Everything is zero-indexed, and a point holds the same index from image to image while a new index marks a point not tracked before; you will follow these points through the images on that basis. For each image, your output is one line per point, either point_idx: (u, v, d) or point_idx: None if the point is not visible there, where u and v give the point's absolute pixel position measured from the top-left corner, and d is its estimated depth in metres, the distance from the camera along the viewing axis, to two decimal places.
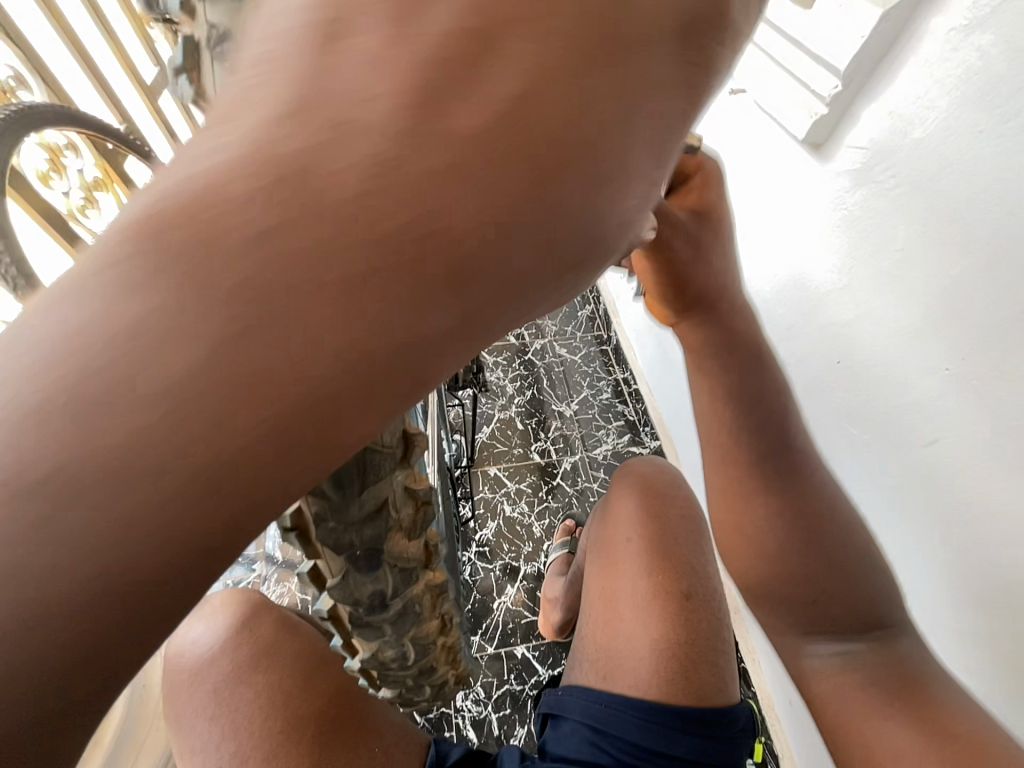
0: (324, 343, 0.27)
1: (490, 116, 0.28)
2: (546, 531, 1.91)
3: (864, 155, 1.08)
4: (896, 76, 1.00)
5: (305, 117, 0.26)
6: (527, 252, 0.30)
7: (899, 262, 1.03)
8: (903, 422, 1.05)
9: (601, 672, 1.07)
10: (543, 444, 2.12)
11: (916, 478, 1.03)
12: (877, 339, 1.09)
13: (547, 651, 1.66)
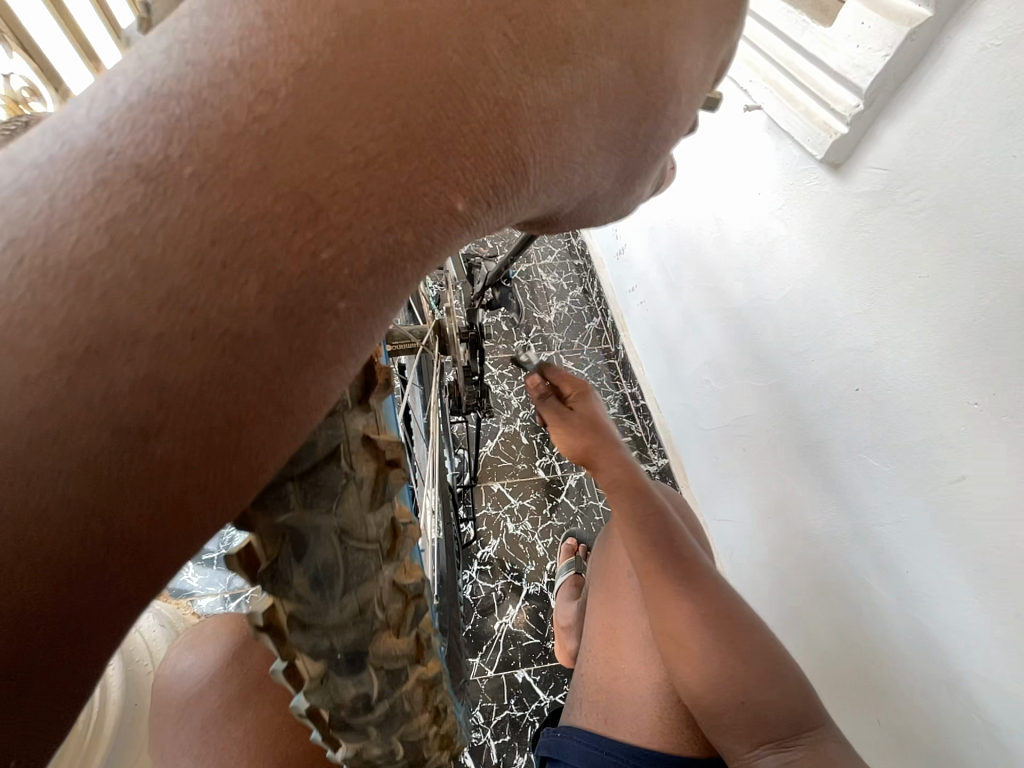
0: (121, 389, 0.22)
1: (306, 127, 0.24)
2: (550, 550, 1.74)
3: (881, 178, 0.99)
4: (928, 94, 0.89)
5: (132, 157, 0.22)
6: (359, 276, 0.26)
7: (926, 289, 0.92)
8: (871, 477, 1.07)
9: (600, 718, 1.09)
10: (548, 459, 1.91)
11: (878, 566, 1.08)
12: (869, 374, 1.05)
13: (548, 674, 1.53)
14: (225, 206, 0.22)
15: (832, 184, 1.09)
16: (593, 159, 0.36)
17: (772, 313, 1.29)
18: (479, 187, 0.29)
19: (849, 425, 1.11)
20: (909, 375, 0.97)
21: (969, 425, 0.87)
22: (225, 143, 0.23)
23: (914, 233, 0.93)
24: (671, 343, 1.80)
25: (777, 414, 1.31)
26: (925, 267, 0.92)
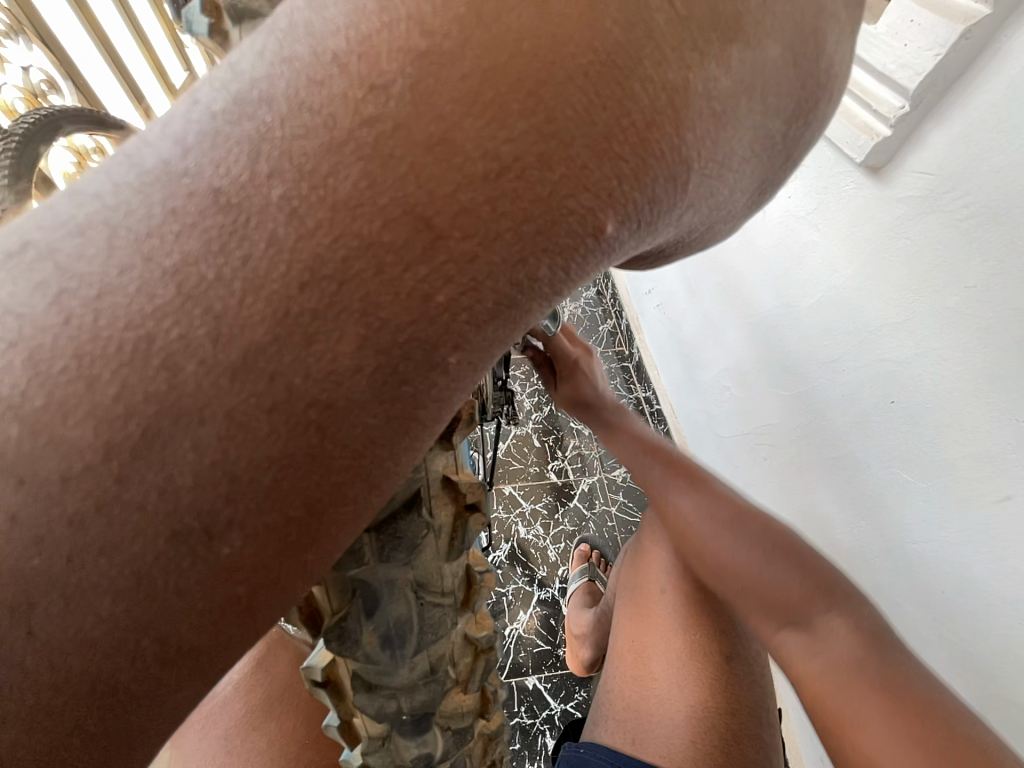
0: (183, 482, 0.17)
1: (425, 128, 0.17)
2: (562, 556, 1.25)
3: (924, 183, 0.71)
4: (971, 101, 0.64)
5: (208, 181, 0.16)
6: (478, 322, 0.20)
7: (966, 308, 0.67)
8: (897, 512, 0.80)
9: (630, 733, 0.71)
10: (561, 464, 1.37)
11: (906, 575, 0.80)
12: (907, 410, 0.76)
13: (560, 681, 1.10)
14: (322, 241, 0.17)
15: (863, 196, 0.80)
16: (741, 169, 0.28)
17: (805, 322, 0.94)
18: (634, 200, 0.21)
19: (880, 442, 0.81)
20: (956, 399, 0.69)
21: (1006, 453, 0.64)
22: (326, 155, 0.17)
23: (956, 249, 0.67)
24: (690, 344, 1.33)
25: (822, 428, 0.93)
26: (969, 280, 0.66)
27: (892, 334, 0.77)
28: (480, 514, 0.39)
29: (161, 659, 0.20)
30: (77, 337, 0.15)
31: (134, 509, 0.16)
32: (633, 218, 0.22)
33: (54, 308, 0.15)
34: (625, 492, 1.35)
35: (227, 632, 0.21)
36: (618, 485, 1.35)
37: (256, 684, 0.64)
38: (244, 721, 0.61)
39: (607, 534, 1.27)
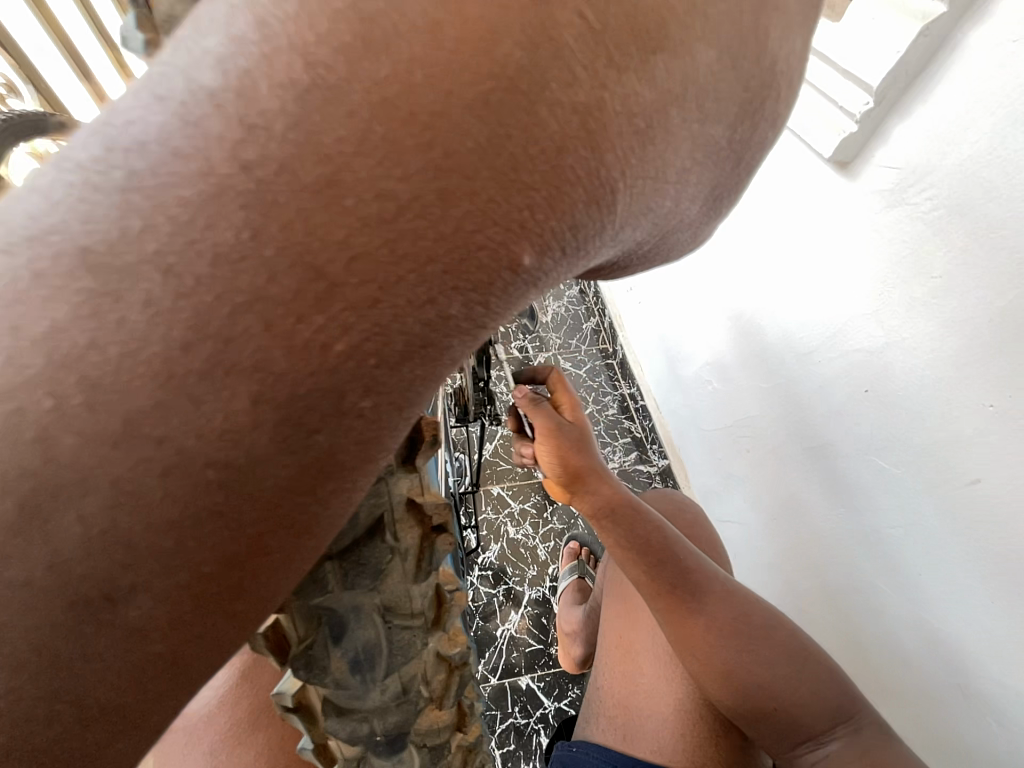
0: (73, 554, 0.16)
1: (311, 170, 0.16)
2: (553, 555, 1.25)
3: (891, 178, 0.75)
4: (933, 101, 0.69)
5: (77, 240, 0.15)
6: (390, 365, 0.19)
7: (932, 296, 0.71)
8: (872, 499, 0.82)
9: (620, 731, 0.78)
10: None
11: (882, 562, 0.81)
12: (881, 396, 0.79)
13: (553, 679, 1.11)
14: (204, 298, 0.16)
15: (835, 191, 0.84)
16: (684, 180, 0.28)
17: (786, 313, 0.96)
18: (552, 229, 0.21)
19: (856, 431, 0.83)
20: (927, 381, 0.72)
21: (970, 435, 0.67)
22: (202, 207, 0.16)
23: (925, 236, 0.71)
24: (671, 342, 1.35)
25: (802, 419, 0.94)
26: (938, 267, 0.70)
27: (870, 320, 0.80)
28: (448, 535, 0.39)
29: (81, 720, 0.19)
30: None
31: (23, 584, 0.16)
32: (553, 247, 0.21)
33: None
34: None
35: (155, 690, 0.21)
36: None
37: (241, 698, 0.64)
38: (226, 736, 0.62)
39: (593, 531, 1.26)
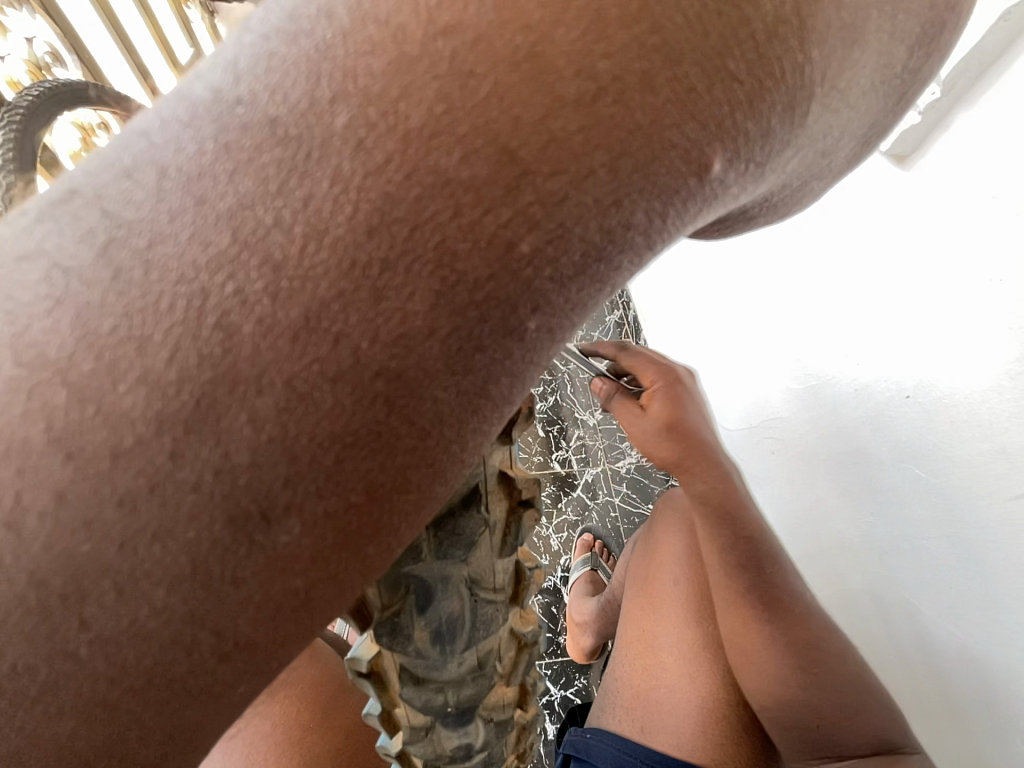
0: (240, 461, 0.15)
1: (510, 41, 0.15)
2: (565, 545, 1.09)
3: (949, 170, 0.60)
4: (1008, 87, 0.56)
5: (265, 111, 0.14)
6: (561, 280, 0.17)
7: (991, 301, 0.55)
8: (905, 512, 0.66)
9: (638, 723, 0.66)
10: (567, 452, 1.13)
11: (911, 575, 0.67)
12: (942, 426, 0.60)
13: (561, 667, 0.99)
14: (393, 177, 0.14)
15: (880, 190, 0.67)
16: (860, 104, 0.24)
17: (772, 332, 0.84)
18: (746, 132, 0.18)
19: (889, 436, 0.67)
20: (1003, 411, 0.55)
21: None
22: (397, 76, 0.14)
23: (987, 240, 0.56)
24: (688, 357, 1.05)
25: (798, 434, 0.82)
26: (1001, 269, 0.54)
27: (943, 347, 0.60)
28: (534, 511, 0.38)
29: (218, 652, 0.18)
30: (131, 291, 0.13)
31: (189, 490, 0.14)
32: (743, 156, 0.18)
33: (103, 259, 0.14)
34: (629, 484, 1.13)
35: (282, 629, 0.19)
36: (622, 476, 1.13)
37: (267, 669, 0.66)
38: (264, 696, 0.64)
39: (611, 525, 1.09)
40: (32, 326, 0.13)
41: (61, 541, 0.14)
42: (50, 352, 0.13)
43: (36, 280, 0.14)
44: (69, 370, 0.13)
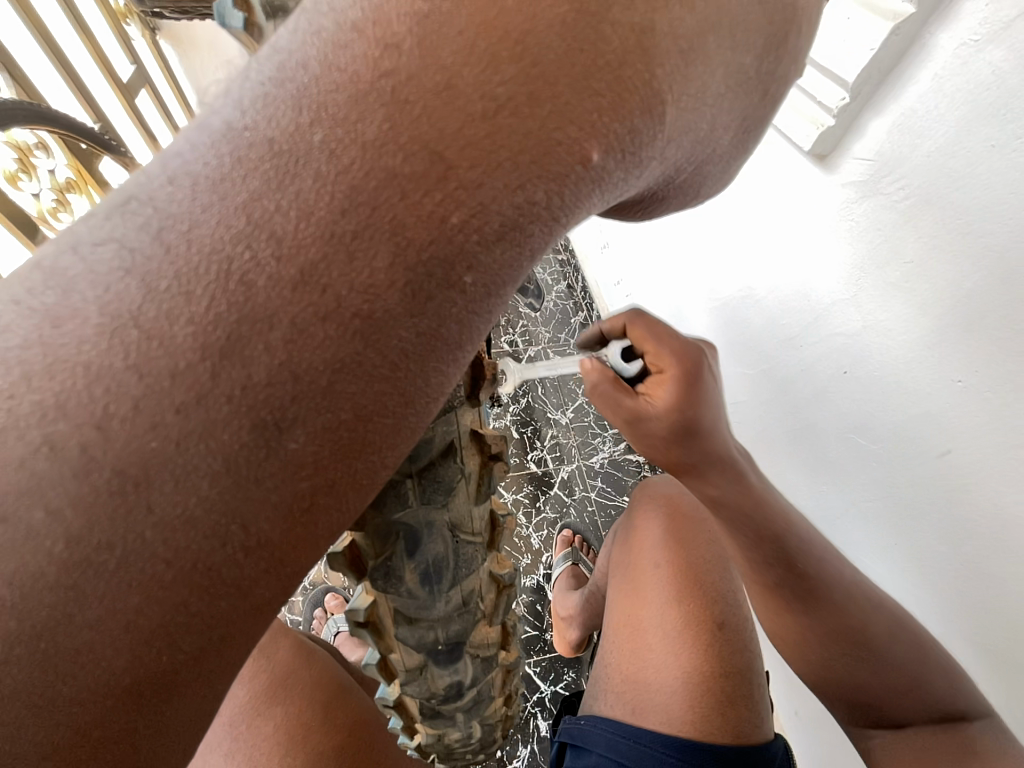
0: (259, 380, 0.21)
1: (433, 77, 0.21)
2: (546, 542, 1.15)
3: (867, 170, 0.66)
4: (906, 91, 0.60)
5: (265, 135, 0.20)
6: (486, 243, 0.23)
7: (905, 280, 0.63)
8: (855, 476, 0.74)
9: (630, 705, 0.72)
10: (541, 453, 1.20)
11: (864, 534, 0.75)
12: (876, 395, 0.69)
13: (549, 664, 1.05)
14: (357, 174, 0.20)
15: (807, 186, 0.74)
16: (720, 102, 0.31)
17: (730, 322, 0.93)
18: (615, 131, 0.24)
19: (836, 410, 0.75)
20: (923, 382, 0.63)
21: (980, 441, 0.58)
22: (354, 104, 0.21)
23: (896, 231, 0.63)
24: None
25: (762, 414, 0.91)
26: (910, 254, 0.62)
27: (873, 329, 0.68)
28: (503, 463, 0.44)
29: (244, 547, 0.23)
30: (180, 262, 0.20)
31: (226, 401, 0.21)
32: (616, 148, 0.25)
33: (158, 241, 0.20)
34: (604, 478, 1.20)
35: (293, 530, 0.24)
36: (596, 471, 1.20)
37: (260, 669, 0.69)
38: (277, 675, 0.69)
39: (589, 519, 1.16)
40: (112, 288, 0.19)
41: (135, 438, 0.20)
42: (127, 306, 0.19)
43: (115, 256, 0.20)
44: (139, 315, 0.19)
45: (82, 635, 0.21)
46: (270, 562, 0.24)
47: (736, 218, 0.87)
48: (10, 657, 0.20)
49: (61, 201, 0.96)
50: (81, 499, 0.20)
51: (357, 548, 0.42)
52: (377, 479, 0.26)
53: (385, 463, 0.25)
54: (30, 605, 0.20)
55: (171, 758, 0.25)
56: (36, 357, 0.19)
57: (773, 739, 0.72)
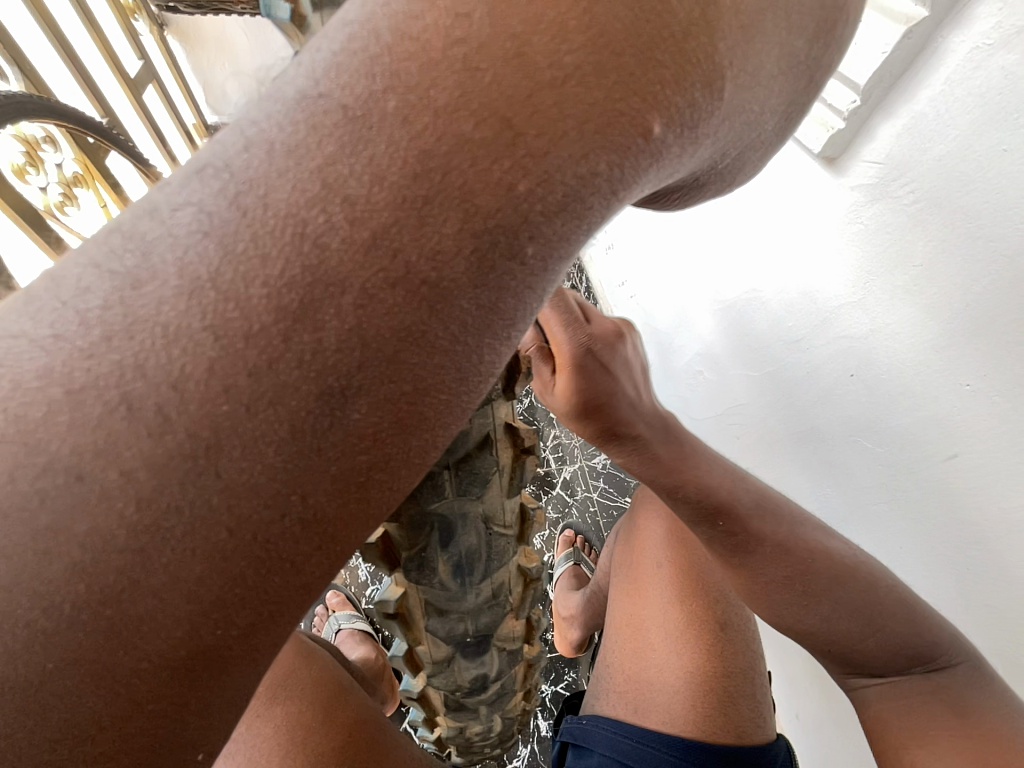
0: (328, 345, 0.21)
1: (503, 45, 0.21)
2: (548, 544, 1.16)
3: (874, 172, 0.65)
4: (918, 95, 0.59)
5: (339, 101, 0.21)
6: (549, 214, 0.23)
7: (911, 285, 0.63)
8: (861, 479, 0.74)
9: (631, 705, 0.71)
10: (545, 453, 1.18)
11: (869, 536, 0.75)
12: (882, 398, 0.68)
13: (551, 664, 1.04)
14: (429, 139, 0.21)
15: (814, 188, 0.73)
16: (772, 82, 0.30)
17: (732, 323, 0.93)
18: (675, 103, 0.24)
19: (842, 413, 0.74)
20: (931, 387, 0.63)
21: (989, 447, 0.58)
22: (427, 70, 0.21)
23: (904, 234, 0.63)
24: (664, 333, 1.15)
25: (764, 416, 0.90)
26: (916, 259, 0.62)
27: (878, 333, 0.68)
28: (535, 457, 0.43)
29: (301, 519, 0.23)
30: (256, 223, 0.20)
31: (296, 365, 0.20)
32: (676, 121, 0.25)
33: (235, 204, 0.20)
34: (606, 478, 1.19)
35: (347, 506, 0.24)
36: (599, 472, 1.19)
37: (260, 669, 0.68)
38: (277, 676, 0.68)
39: (590, 519, 1.15)
40: (189, 250, 0.20)
41: (208, 401, 0.20)
42: (204, 267, 0.19)
43: (190, 218, 0.20)
44: (215, 276, 0.19)
45: (145, 603, 0.21)
46: (325, 540, 0.24)
47: (740, 217, 0.86)
48: (78, 620, 0.20)
49: (69, 196, 0.82)
50: (154, 460, 0.20)
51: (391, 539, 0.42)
52: (429, 457, 0.25)
53: (440, 440, 0.25)
54: (98, 568, 0.20)
55: (220, 733, 0.24)
56: (117, 317, 0.19)
57: (775, 739, 0.70)
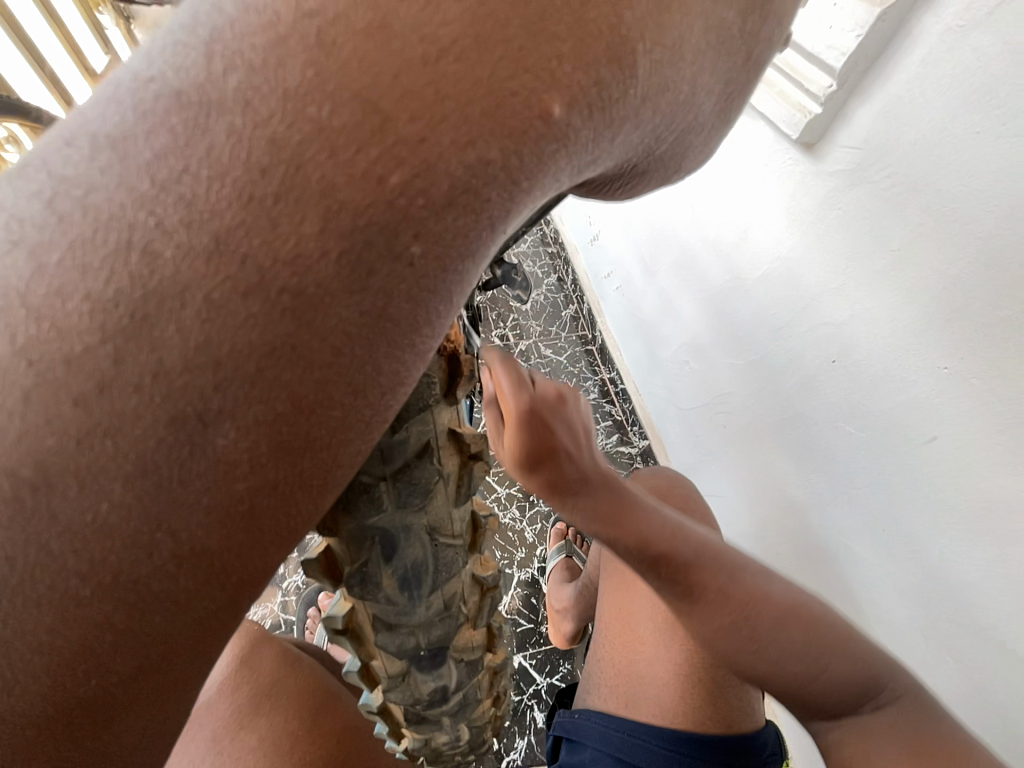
0: (173, 366, 0.18)
1: (364, 18, 0.19)
2: (539, 536, 1.13)
3: (853, 156, 0.63)
4: (893, 77, 0.57)
5: (172, 86, 0.18)
6: (435, 209, 0.20)
7: (891, 268, 0.61)
8: (843, 467, 0.72)
9: (623, 698, 0.69)
10: None
11: (850, 525, 0.74)
12: (866, 385, 0.67)
13: (545, 657, 1.02)
14: (277, 128, 0.18)
15: (794, 173, 0.71)
16: (701, 63, 0.28)
17: (716, 313, 0.91)
18: (579, 82, 0.22)
19: (823, 400, 0.73)
20: (910, 371, 0.61)
21: (969, 430, 0.57)
22: (273, 48, 0.18)
23: (882, 217, 0.61)
24: (647, 324, 1.13)
25: (747, 406, 0.88)
26: (896, 242, 0.60)
27: (859, 318, 0.66)
28: (483, 462, 0.41)
29: (175, 556, 0.20)
30: (73, 230, 0.17)
31: (133, 390, 0.18)
32: (582, 102, 0.22)
33: (50, 208, 0.17)
34: None
35: (232, 538, 0.21)
36: None
37: (241, 682, 0.66)
38: (259, 684, 0.66)
39: None
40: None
41: (29, 434, 0.18)
42: (13, 281, 0.17)
43: (2, 224, 0.18)
44: (28, 293, 0.17)
45: None
46: (203, 578, 0.21)
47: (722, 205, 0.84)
48: None
49: None
50: None
51: (330, 554, 0.39)
52: (333, 478, 0.23)
53: (340, 461, 0.22)
54: None
55: None
56: None
57: (764, 725, 0.69)
